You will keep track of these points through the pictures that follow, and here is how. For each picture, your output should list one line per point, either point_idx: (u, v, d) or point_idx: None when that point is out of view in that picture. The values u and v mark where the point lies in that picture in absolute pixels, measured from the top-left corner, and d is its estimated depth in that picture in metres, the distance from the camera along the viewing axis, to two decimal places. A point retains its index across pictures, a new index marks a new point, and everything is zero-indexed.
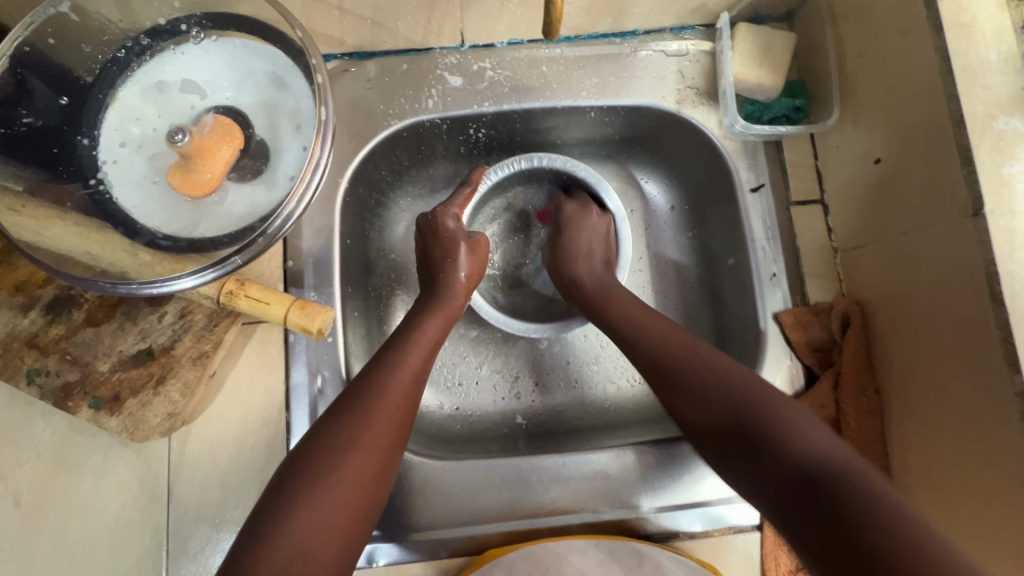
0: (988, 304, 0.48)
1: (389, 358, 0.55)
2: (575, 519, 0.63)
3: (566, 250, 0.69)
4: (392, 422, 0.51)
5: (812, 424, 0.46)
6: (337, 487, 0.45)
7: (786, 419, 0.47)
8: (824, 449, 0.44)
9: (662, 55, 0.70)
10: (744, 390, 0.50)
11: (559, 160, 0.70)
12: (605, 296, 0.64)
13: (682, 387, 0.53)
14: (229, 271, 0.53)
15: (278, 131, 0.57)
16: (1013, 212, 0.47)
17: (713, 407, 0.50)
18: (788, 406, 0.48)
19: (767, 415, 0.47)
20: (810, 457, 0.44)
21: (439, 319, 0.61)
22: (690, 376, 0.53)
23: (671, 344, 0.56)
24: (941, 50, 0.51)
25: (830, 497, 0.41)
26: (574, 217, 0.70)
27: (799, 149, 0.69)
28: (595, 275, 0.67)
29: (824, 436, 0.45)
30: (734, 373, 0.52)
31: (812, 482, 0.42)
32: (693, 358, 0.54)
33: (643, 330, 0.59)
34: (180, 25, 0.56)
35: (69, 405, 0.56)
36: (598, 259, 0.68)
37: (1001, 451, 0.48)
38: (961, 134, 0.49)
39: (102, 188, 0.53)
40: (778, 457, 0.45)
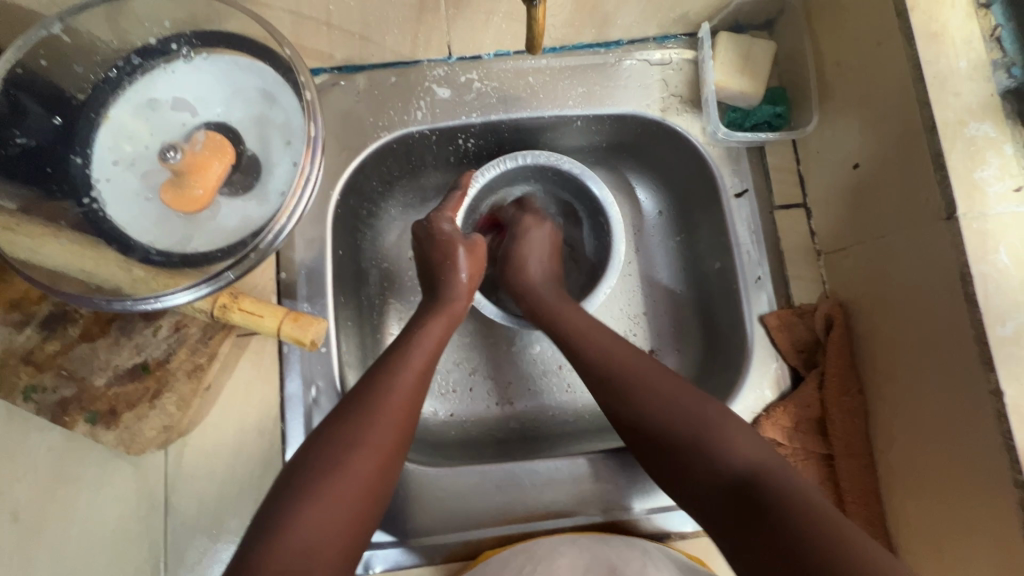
0: (963, 305, 0.49)
1: (393, 359, 0.56)
2: (568, 522, 0.64)
3: (517, 259, 0.71)
4: (395, 423, 0.52)
5: (742, 431, 0.51)
6: (340, 487, 0.47)
7: (722, 429, 0.50)
8: (753, 456, 0.48)
9: (646, 64, 0.71)
10: (686, 398, 0.53)
11: (543, 156, 0.71)
12: (560, 307, 0.66)
13: (626, 396, 0.55)
14: (222, 285, 0.54)
15: (268, 146, 0.58)
16: (985, 215, 0.49)
17: (658, 416, 0.53)
18: (723, 417, 0.52)
19: (707, 424, 0.51)
20: (742, 463, 0.48)
21: (442, 322, 0.62)
22: (638, 388, 0.55)
23: (619, 353, 0.58)
24: (914, 58, 0.52)
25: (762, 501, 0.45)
26: (527, 230, 0.73)
27: (781, 154, 0.70)
28: (547, 283, 0.69)
29: (754, 444, 0.50)
30: (675, 381, 0.55)
31: (745, 486, 0.47)
32: (639, 367, 0.56)
33: (589, 343, 0.60)
34: (171, 45, 0.57)
35: (66, 420, 0.57)
36: (547, 269, 0.71)
37: (978, 446, 0.49)
38: (934, 139, 0.51)
39: (96, 207, 0.54)
40: (713, 468, 0.49)
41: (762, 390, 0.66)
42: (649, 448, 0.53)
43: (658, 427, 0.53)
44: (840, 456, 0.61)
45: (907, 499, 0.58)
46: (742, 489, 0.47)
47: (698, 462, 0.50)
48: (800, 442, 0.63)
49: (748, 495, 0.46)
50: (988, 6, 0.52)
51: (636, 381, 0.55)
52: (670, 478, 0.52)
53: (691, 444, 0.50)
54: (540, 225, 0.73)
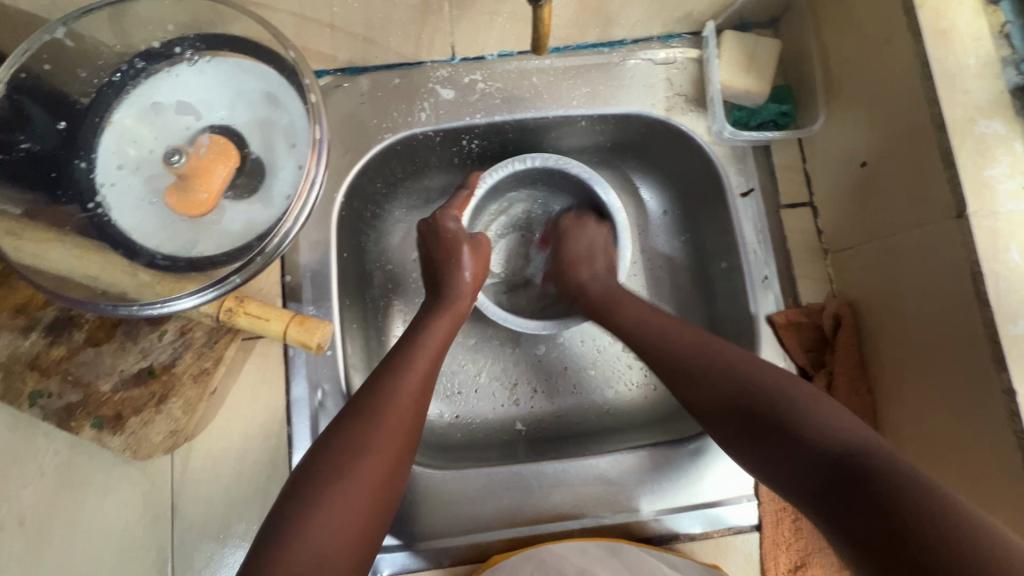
0: (973, 304, 0.49)
1: (399, 359, 0.56)
2: (576, 524, 0.64)
3: (567, 258, 0.71)
4: (402, 423, 0.52)
5: (833, 408, 0.47)
6: (350, 487, 0.47)
7: (804, 406, 0.47)
8: (845, 431, 0.44)
9: (650, 64, 0.71)
10: (765, 379, 0.51)
11: (552, 158, 0.70)
12: (614, 297, 0.66)
13: (699, 381, 0.54)
14: (227, 289, 0.54)
15: (273, 149, 0.57)
16: (996, 212, 0.48)
17: (738, 398, 0.51)
18: (805, 394, 0.48)
19: (784, 403, 0.48)
20: (832, 438, 0.44)
21: (447, 321, 0.61)
22: (710, 370, 0.54)
23: (689, 339, 0.58)
24: (922, 56, 0.52)
25: (856, 476, 0.41)
26: (571, 230, 0.72)
27: (787, 152, 0.70)
28: (601, 279, 0.69)
29: (846, 419, 0.45)
30: (752, 364, 0.53)
31: (836, 460, 0.42)
32: (707, 351, 0.56)
33: (655, 332, 0.60)
34: (174, 48, 0.57)
35: (72, 425, 0.57)
36: (602, 263, 0.70)
37: (990, 444, 0.49)
38: (943, 137, 0.50)
39: (101, 211, 0.54)
40: (800, 446, 0.45)
41: None
42: (733, 436, 0.51)
43: (739, 411, 0.51)
44: None
45: None
46: (835, 465, 0.42)
47: (785, 443, 0.46)
48: None
49: (840, 470, 0.42)
50: (996, 3, 0.52)
51: (711, 365, 0.54)
52: (759, 462, 0.49)
53: (774, 427, 0.48)
54: (577, 220, 0.73)
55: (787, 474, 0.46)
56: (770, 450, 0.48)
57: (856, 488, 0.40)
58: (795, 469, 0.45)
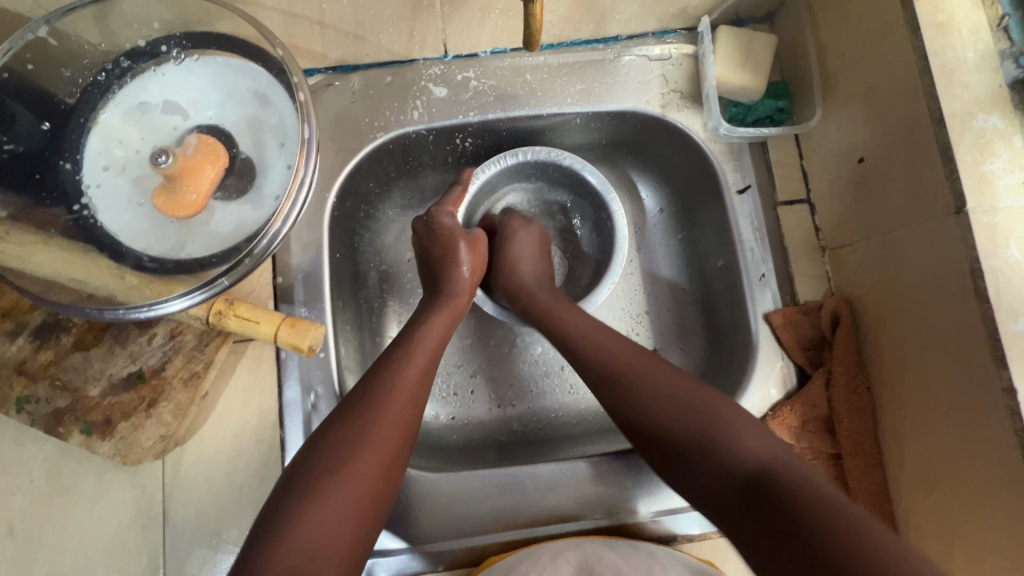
0: (973, 300, 0.48)
1: (398, 355, 0.55)
2: (573, 526, 0.63)
3: (509, 257, 0.68)
4: (400, 419, 0.51)
5: (749, 424, 0.49)
6: (345, 485, 0.46)
7: (730, 426, 0.49)
8: (764, 450, 0.47)
9: (645, 60, 0.70)
10: (693, 394, 0.52)
11: (543, 151, 0.70)
12: (553, 303, 0.64)
13: (631, 396, 0.54)
14: (217, 292, 0.53)
15: (262, 149, 0.57)
16: (995, 208, 0.48)
17: (665, 414, 0.51)
18: (731, 414, 0.50)
19: (711, 425, 0.49)
20: (750, 457, 0.47)
21: (445, 316, 0.61)
22: (641, 386, 0.54)
23: (618, 350, 0.58)
24: (919, 49, 0.51)
25: (771, 497, 0.43)
26: (516, 231, 0.70)
27: (784, 148, 0.69)
28: (544, 283, 0.67)
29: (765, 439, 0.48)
30: (678, 378, 0.54)
31: (756, 482, 0.45)
32: (643, 364, 0.55)
33: (590, 341, 0.59)
34: (160, 46, 0.56)
35: (60, 430, 0.56)
36: (543, 269, 0.69)
37: (992, 442, 0.48)
38: (941, 132, 0.50)
39: (87, 213, 0.53)
40: (722, 465, 0.47)
41: (768, 390, 0.65)
42: (656, 452, 0.52)
43: (665, 426, 0.51)
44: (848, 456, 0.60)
45: (917, 495, 0.57)
46: (750, 486, 0.45)
47: (705, 460, 0.48)
48: (807, 441, 0.62)
49: (759, 491, 0.44)
50: None
51: (636, 379, 0.54)
52: (679, 478, 0.50)
53: (696, 444, 0.49)
54: (525, 223, 0.71)
55: (705, 490, 0.48)
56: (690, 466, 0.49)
57: (770, 510, 0.43)
58: (715, 485, 0.47)
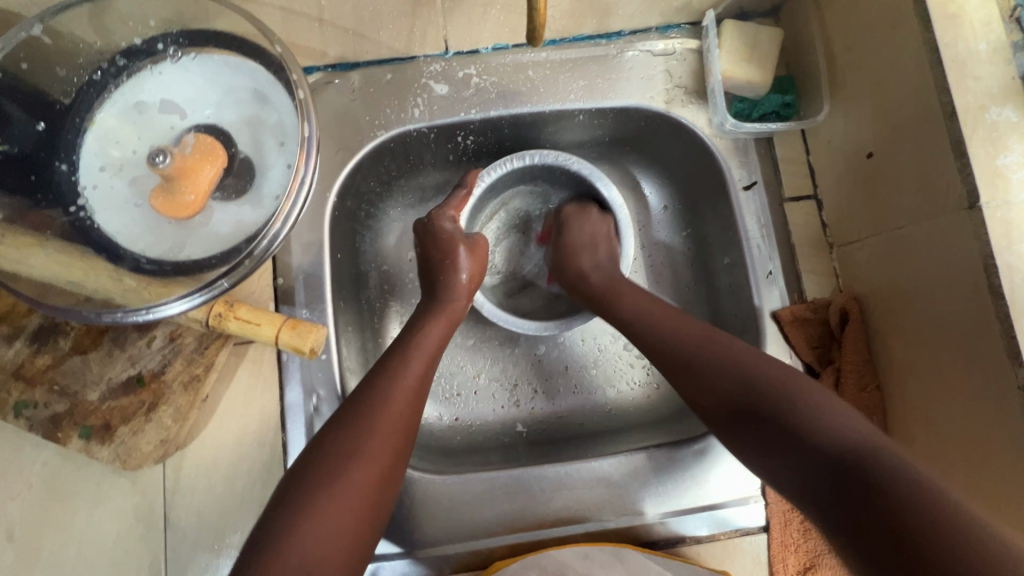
0: (986, 298, 0.47)
1: (393, 362, 0.54)
2: (579, 528, 0.62)
3: (568, 248, 0.68)
4: (396, 428, 0.50)
5: (839, 405, 0.45)
6: (340, 496, 0.45)
7: (806, 402, 0.46)
8: (848, 425, 0.43)
9: (649, 55, 0.69)
10: (770, 374, 0.49)
11: (550, 155, 0.69)
12: (619, 288, 0.64)
13: (695, 375, 0.53)
14: (216, 294, 0.52)
15: (262, 148, 0.56)
16: (1009, 203, 0.47)
17: (737, 395, 0.50)
18: (808, 390, 0.47)
19: (787, 403, 0.46)
20: (835, 437, 0.42)
21: (442, 322, 0.60)
22: (709, 365, 0.52)
23: (688, 332, 0.56)
24: (930, 42, 0.50)
25: (859, 480, 0.39)
26: (573, 220, 0.70)
27: (790, 144, 0.68)
28: (602, 268, 0.67)
29: (848, 415, 0.44)
30: (755, 360, 0.51)
31: (838, 459, 0.41)
32: (709, 344, 0.54)
33: (658, 323, 0.58)
34: (156, 44, 0.55)
35: (59, 435, 0.55)
36: (603, 253, 0.68)
37: (1008, 444, 0.47)
38: (954, 126, 0.49)
39: (83, 215, 0.52)
40: (802, 441, 0.44)
41: None
42: (733, 433, 0.50)
43: (739, 407, 0.49)
44: None
45: None
46: (836, 466, 0.41)
47: (784, 441, 0.45)
48: None
49: (843, 469, 0.41)
50: None
51: (707, 361, 0.53)
52: (756, 455, 0.48)
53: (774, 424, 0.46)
54: (581, 211, 0.70)
55: (784, 473, 0.45)
56: (770, 447, 0.46)
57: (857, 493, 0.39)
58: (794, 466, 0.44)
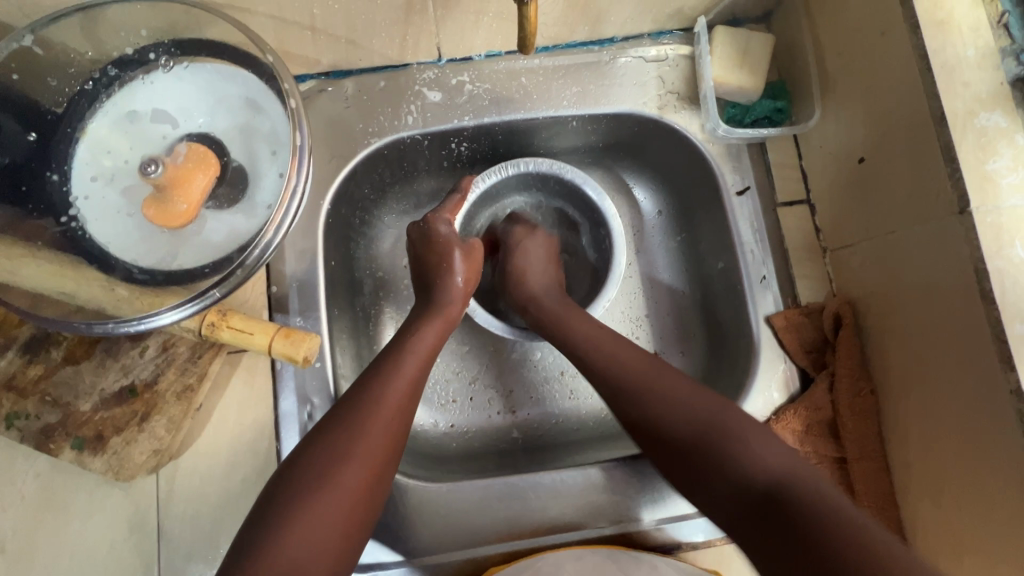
0: (978, 301, 0.47)
1: (385, 366, 0.54)
2: (576, 535, 0.62)
3: (516, 272, 0.69)
4: (385, 433, 0.50)
5: (767, 437, 0.48)
6: (328, 502, 0.45)
7: (744, 439, 0.48)
8: (782, 463, 0.46)
9: (641, 62, 0.69)
10: (705, 406, 0.51)
11: (545, 163, 0.69)
12: (562, 314, 0.64)
13: (641, 405, 0.54)
14: (209, 304, 0.52)
15: (255, 157, 0.56)
16: (999, 207, 0.47)
17: (674, 425, 0.51)
18: (745, 427, 0.49)
19: (726, 439, 0.49)
20: (764, 472, 0.46)
21: (436, 326, 0.60)
22: (653, 398, 0.53)
23: (629, 361, 0.57)
24: (919, 48, 0.50)
25: (784, 516, 0.42)
26: (521, 242, 0.71)
27: (782, 149, 0.69)
28: (550, 292, 0.67)
29: (782, 451, 0.47)
30: (690, 392, 0.53)
31: (772, 497, 0.44)
32: (658, 375, 0.55)
33: (604, 352, 0.59)
34: (149, 54, 0.55)
35: (51, 447, 0.55)
36: (548, 278, 0.69)
37: (1001, 447, 0.47)
38: (943, 131, 0.49)
39: (75, 225, 0.52)
40: (740, 478, 0.46)
41: (771, 393, 0.64)
42: (669, 463, 0.52)
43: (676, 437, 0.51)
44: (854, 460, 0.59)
45: (924, 499, 0.56)
46: (766, 501, 0.44)
47: (717, 473, 0.48)
48: (811, 446, 0.61)
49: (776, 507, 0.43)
50: None
51: (646, 394, 0.54)
52: (695, 487, 0.50)
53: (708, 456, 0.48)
54: (531, 233, 0.72)
55: (720, 503, 0.48)
56: (705, 482, 0.49)
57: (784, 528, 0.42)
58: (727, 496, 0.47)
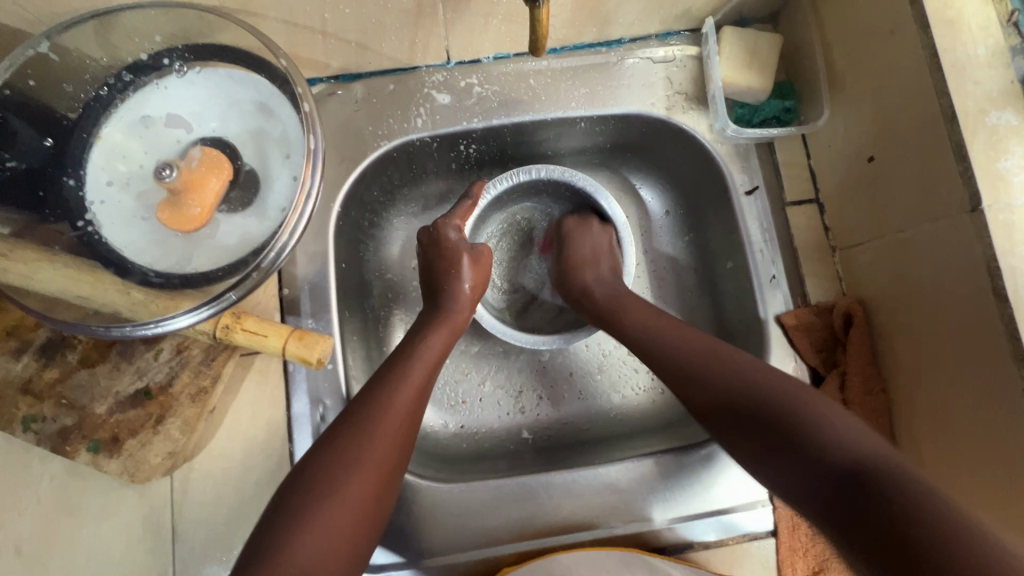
0: (991, 299, 0.47)
1: (395, 370, 0.55)
2: (588, 534, 0.62)
3: (571, 263, 0.70)
4: (394, 439, 0.50)
5: (845, 417, 0.45)
6: (339, 502, 0.45)
7: (814, 413, 0.46)
8: (855, 438, 0.43)
9: (649, 63, 0.69)
10: (778, 388, 0.49)
11: (557, 170, 0.69)
12: (619, 305, 0.64)
13: (705, 386, 0.53)
14: (225, 307, 0.52)
15: (267, 161, 0.56)
16: (1011, 205, 0.47)
17: (747, 408, 0.49)
18: (813, 402, 0.47)
19: (792, 417, 0.46)
20: (839, 449, 0.42)
21: (444, 331, 0.60)
22: (717, 380, 0.52)
23: (696, 346, 0.56)
24: (930, 47, 0.50)
25: (863, 491, 0.39)
26: (578, 233, 0.71)
27: (791, 149, 0.69)
28: (605, 282, 0.68)
29: (856, 427, 0.44)
30: (762, 374, 0.51)
31: (849, 474, 0.41)
32: (718, 358, 0.54)
33: (663, 335, 0.59)
34: (162, 59, 0.55)
35: (68, 449, 0.55)
36: (606, 267, 0.69)
37: (1015, 445, 0.47)
38: (955, 130, 0.49)
39: (91, 229, 0.52)
40: (810, 458, 0.44)
41: None
42: (741, 446, 0.50)
43: (748, 419, 0.49)
44: None
45: None
46: (841, 477, 0.41)
47: (789, 454, 0.45)
48: None
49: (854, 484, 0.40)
50: None
51: (721, 377, 0.52)
52: (766, 472, 0.48)
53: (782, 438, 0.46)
54: (586, 224, 0.72)
55: (791, 484, 0.45)
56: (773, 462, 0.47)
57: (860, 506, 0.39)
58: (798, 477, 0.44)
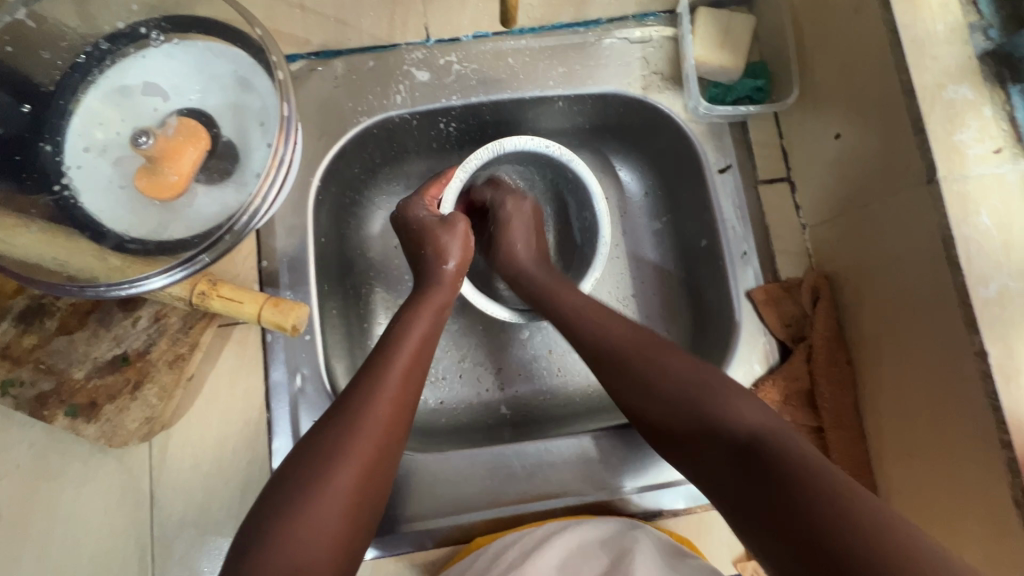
0: (945, 268, 0.49)
1: (377, 359, 0.53)
2: (559, 503, 0.64)
3: (504, 247, 0.69)
4: (381, 425, 0.49)
5: (752, 400, 0.47)
6: (326, 494, 0.44)
7: (726, 399, 0.47)
8: (761, 423, 0.45)
9: (626, 43, 0.70)
10: (688, 370, 0.50)
11: (524, 140, 0.68)
12: (555, 288, 0.63)
13: (625, 368, 0.53)
14: (198, 269, 0.53)
15: (244, 131, 0.57)
16: (965, 176, 0.49)
17: (655, 389, 0.50)
18: (728, 390, 0.48)
19: (705, 401, 0.48)
20: (746, 430, 0.45)
21: (427, 313, 0.59)
22: (636, 363, 0.52)
23: (615, 328, 0.56)
24: (890, 23, 0.52)
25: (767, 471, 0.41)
26: (511, 215, 0.69)
27: (764, 128, 0.70)
28: (536, 265, 0.67)
29: (763, 413, 0.46)
30: (680, 359, 0.51)
31: (756, 453, 0.43)
32: (639, 339, 0.54)
33: (587, 323, 0.58)
34: (140, 29, 0.56)
35: (45, 413, 0.56)
36: (534, 251, 0.69)
37: (965, 412, 0.49)
38: (912, 104, 0.51)
39: (68, 194, 0.53)
40: (721, 437, 0.45)
41: (751, 365, 0.66)
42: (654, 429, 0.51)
43: (660, 403, 0.50)
44: (829, 427, 0.61)
45: (895, 462, 0.58)
46: (749, 458, 0.43)
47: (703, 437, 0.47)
48: (790, 416, 0.63)
49: (760, 460, 0.42)
50: None
51: (641, 363, 0.52)
52: (681, 452, 0.49)
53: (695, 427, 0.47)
54: (519, 203, 0.70)
55: (707, 467, 0.47)
56: (689, 437, 0.48)
57: (762, 480, 0.41)
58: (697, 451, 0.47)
